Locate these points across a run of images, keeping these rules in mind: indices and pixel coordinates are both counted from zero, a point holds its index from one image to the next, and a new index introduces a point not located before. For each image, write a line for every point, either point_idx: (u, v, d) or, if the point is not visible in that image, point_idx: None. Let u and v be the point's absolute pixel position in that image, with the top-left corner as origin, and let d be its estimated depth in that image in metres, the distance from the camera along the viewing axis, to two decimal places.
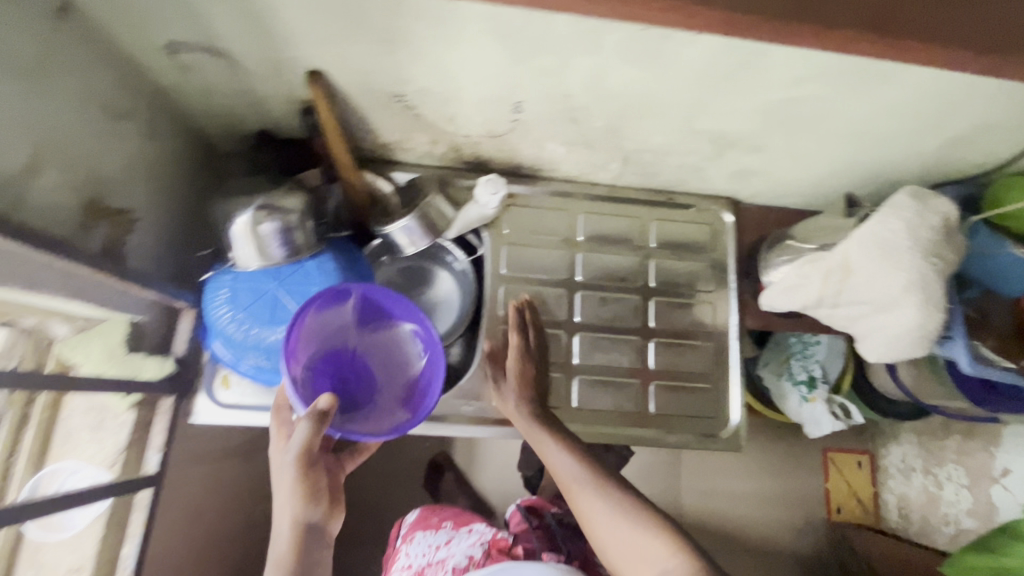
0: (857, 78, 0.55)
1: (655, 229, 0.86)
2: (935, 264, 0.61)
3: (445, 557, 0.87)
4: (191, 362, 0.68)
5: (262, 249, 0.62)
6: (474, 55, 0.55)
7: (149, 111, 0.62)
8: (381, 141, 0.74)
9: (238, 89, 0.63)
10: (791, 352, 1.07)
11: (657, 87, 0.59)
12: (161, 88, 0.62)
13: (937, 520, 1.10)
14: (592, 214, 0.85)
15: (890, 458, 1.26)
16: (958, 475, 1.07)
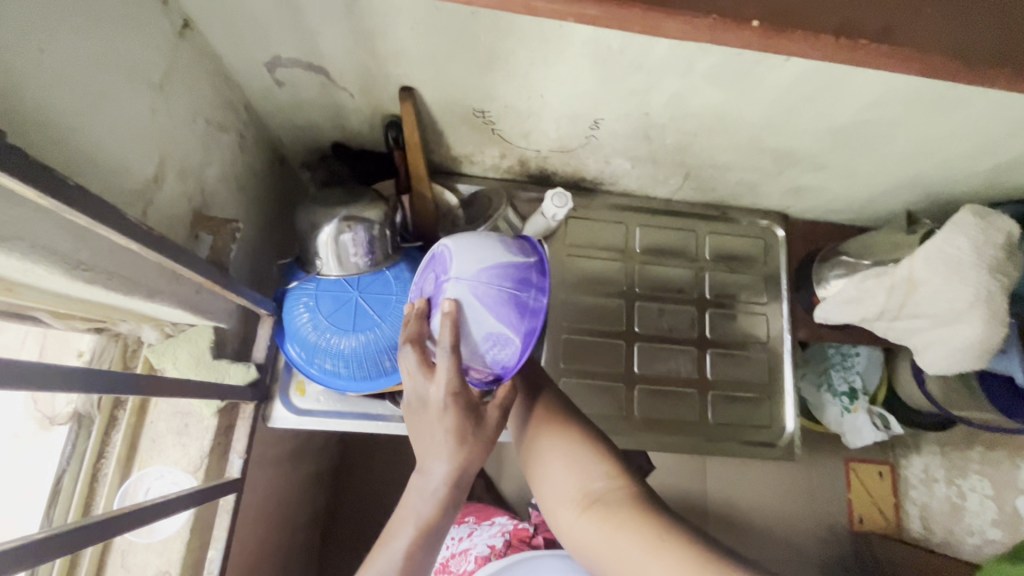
0: (931, 101, 0.58)
1: (709, 241, 0.88)
2: (1000, 281, 0.63)
3: (468, 548, 0.88)
4: (269, 367, 0.69)
5: (344, 258, 0.66)
6: (567, 77, 0.58)
7: (240, 123, 0.64)
8: (452, 154, 0.76)
9: (325, 104, 0.65)
10: (830, 363, 1.08)
11: (735, 107, 0.61)
12: (251, 101, 0.64)
13: (962, 531, 1.13)
14: (648, 227, 0.87)
15: (911, 469, 1.28)
16: (982, 486, 1.10)
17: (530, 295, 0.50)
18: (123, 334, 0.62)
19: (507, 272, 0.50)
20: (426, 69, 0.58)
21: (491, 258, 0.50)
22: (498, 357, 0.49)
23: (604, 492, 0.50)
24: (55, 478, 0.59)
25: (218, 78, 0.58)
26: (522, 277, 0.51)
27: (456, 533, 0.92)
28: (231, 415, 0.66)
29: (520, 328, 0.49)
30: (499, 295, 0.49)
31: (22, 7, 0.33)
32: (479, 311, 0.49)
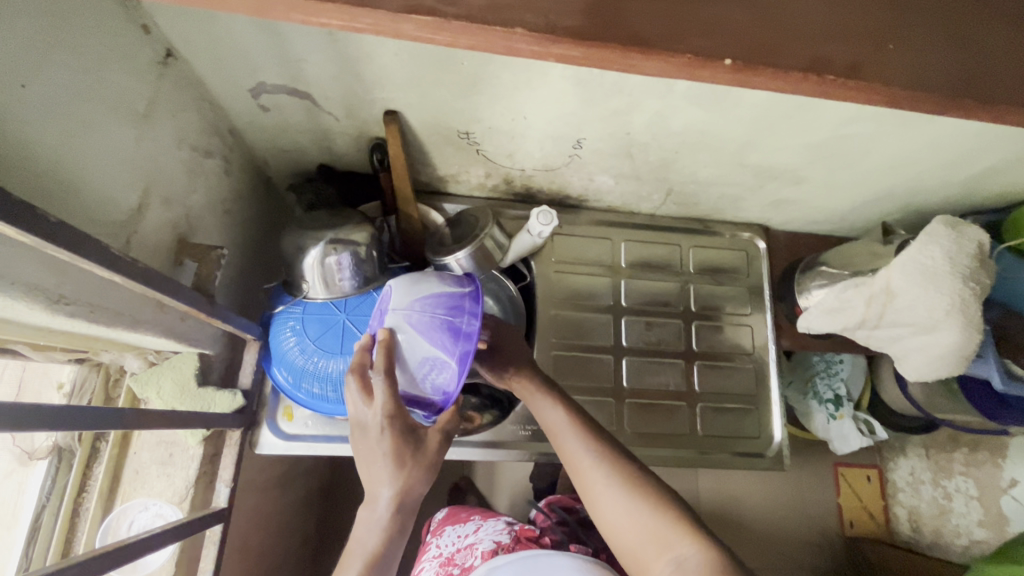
0: (901, 119, 0.60)
1: (693, 254, 0.89)
2: (974, 289, 0.65)
3: (474, 542, 0.90)
4: (255, 393, 0.68)
5: (332, 281, 0.65)
6: (551, 101, 0.59)
7: (224, 149, 0.64)
8: (438, 174, 0.76)
9: (311, 128, 0.65)
10: (815, 370, 1.10)
11: (714, 126, 0.63)
12: (236, 126, 0.64)
13: (949, 531, 1.15)
14: (633, 241, 0.88)
15: (898, 472, 1.31)
16: (967, 487, 1.14)
17: (462, 321, 0.58)
18: (105, 364, 0.60)
19: (440, 302, 0.59)
20: (411, 94, 0.58)
21: (426, 292, 0.59)
22: (436, 381, 0.56)
23: (690, 561, 0.46)
24: (35, 515, 0.58)
25: (202, 105, 0.58)
26: (456, 305, 0.59)
27: (463, 531, 0.95)
28: (217, 443, 0.65)
29: (454, 351, 0.56)
30: (433, 322, 0.57)
31: (4, 42, 0.33)
32: (413, 339, 0.56)
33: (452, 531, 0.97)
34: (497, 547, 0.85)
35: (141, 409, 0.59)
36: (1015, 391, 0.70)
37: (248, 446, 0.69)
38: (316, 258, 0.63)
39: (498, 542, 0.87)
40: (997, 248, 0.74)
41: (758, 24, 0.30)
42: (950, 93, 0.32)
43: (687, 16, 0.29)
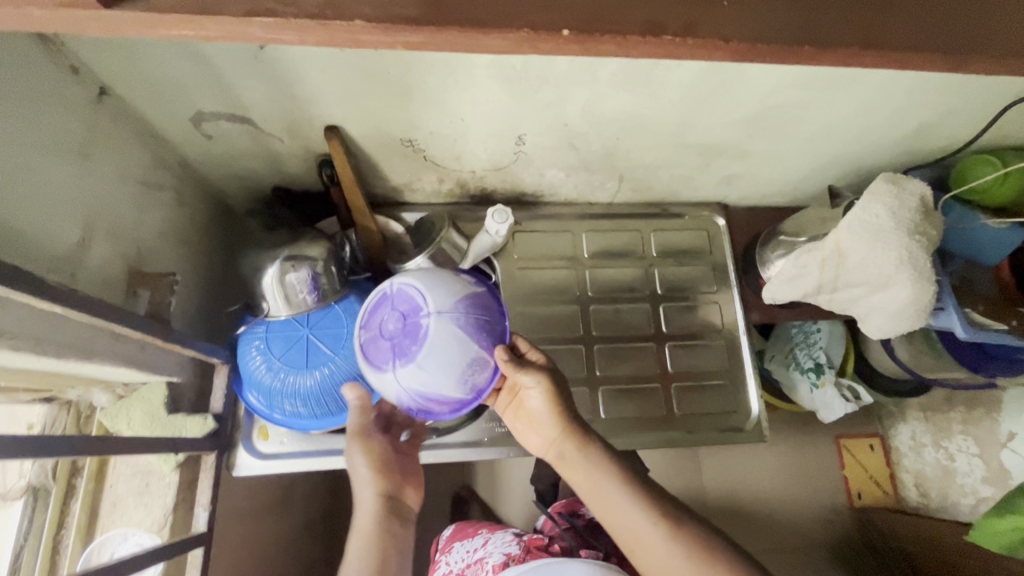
0: (826, 83, 0.61)
1: (654, 238, 0.90)
2: (921, 241, 0.66)
3: (483, 556, 0.90)
4: (228, 416, 0.69)
5: (292, 297, 0.65)
6: (484, 101, 0.61)
7: (175, 182, 0.65)
8: (392, 184, 0.78)
9: (259, 152, 0.67)
10: (795, 343, 1.11)
11: (646, 109, 0.64)
12: (184, 157, 0.66)
13: (956, 491, 1.14)
14: (594, 231, 0.89)
15: (900, 438, 1.31)
16: (968, 445, 1.12)
17: (496, 321, 0.54)
18: (74, 401, 0.62)
19: (476, 302, 0.52)
20: (349, 109, 0.60)
21: (460, 291, 0.52)
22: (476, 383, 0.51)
23: None
24: (14, 554, 0.58)
25: (145, 138, 0.59)
26: (487, 305, 0.54)
27: (472, 546, 0.95)
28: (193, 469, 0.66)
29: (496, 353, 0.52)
30: (474, 324, 0.51)
31: None
32: (459, 341, 0.50)
33: (461, 547, 0.97)
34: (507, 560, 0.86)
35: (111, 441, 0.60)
36: (980, 337, 0.68)
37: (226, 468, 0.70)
38: (274, 276, 0.64)
39: (508, 554, 0.88)
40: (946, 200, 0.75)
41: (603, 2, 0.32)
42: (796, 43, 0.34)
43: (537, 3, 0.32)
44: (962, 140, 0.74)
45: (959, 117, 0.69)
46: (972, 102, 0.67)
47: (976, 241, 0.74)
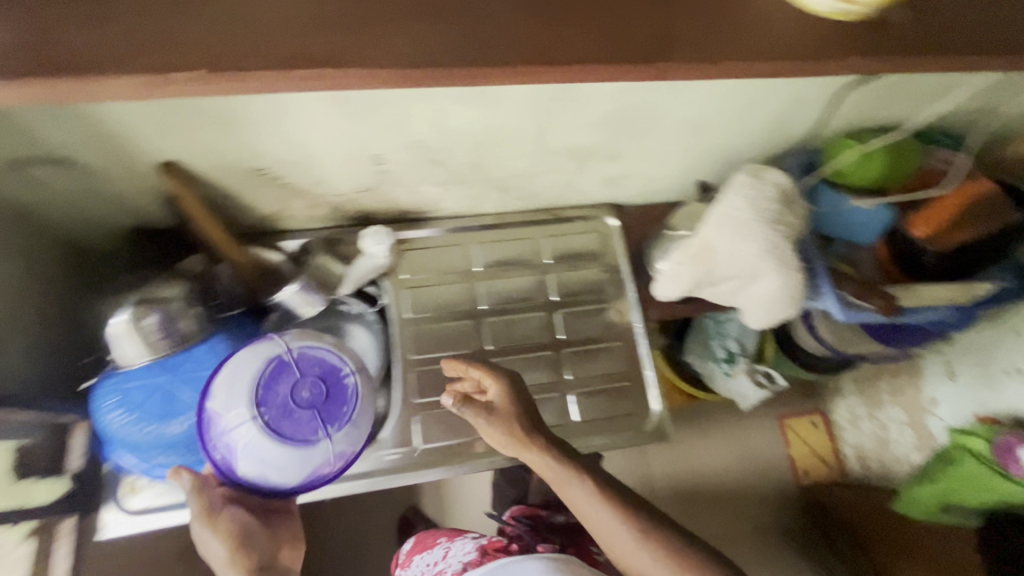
0: (648, 89, 0.62)
1: (546, 244, 0.89)
2: (781, 229, 0.67)
3: (444, 569, 0.88)
4: (89, 477, 0.69)
5: (145, 344, 0.62)
6: (324, 124, 0.59)
7: (10, 237, 0.61)
8: (260, 214, 0.75)
9: (95, 193, 0.64)
10: (709, 333, 1.13)
11: (494, 120, 0.64)
12: (14, 206, 0.63)
13: (892, 459, 1.19)
14: (484, 243, 0.87)
15: (840, 413, 1.33)
16: (898, 415, 1.17)
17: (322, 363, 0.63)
18: None
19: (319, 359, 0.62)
20: (180, 141, 0.58)
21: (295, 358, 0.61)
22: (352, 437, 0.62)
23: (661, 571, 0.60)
24: None
25: None
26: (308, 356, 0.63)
27: (432, 556, 0.92)
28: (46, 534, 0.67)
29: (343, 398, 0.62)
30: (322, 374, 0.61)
31: None
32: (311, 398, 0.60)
33: (421, 560, 0.94)
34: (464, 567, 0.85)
35: None
36: (853, 318, 0.72)
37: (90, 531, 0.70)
38: (121, 325, 0.60)
39: (465, 562, 0.86)
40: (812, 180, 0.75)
41: (372, 44, 0.43)
42: None
43: (347, 61, 0.42)
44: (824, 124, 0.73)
45: (810, 108, 0.69)
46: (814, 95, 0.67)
47: (848, 223, 0.76)
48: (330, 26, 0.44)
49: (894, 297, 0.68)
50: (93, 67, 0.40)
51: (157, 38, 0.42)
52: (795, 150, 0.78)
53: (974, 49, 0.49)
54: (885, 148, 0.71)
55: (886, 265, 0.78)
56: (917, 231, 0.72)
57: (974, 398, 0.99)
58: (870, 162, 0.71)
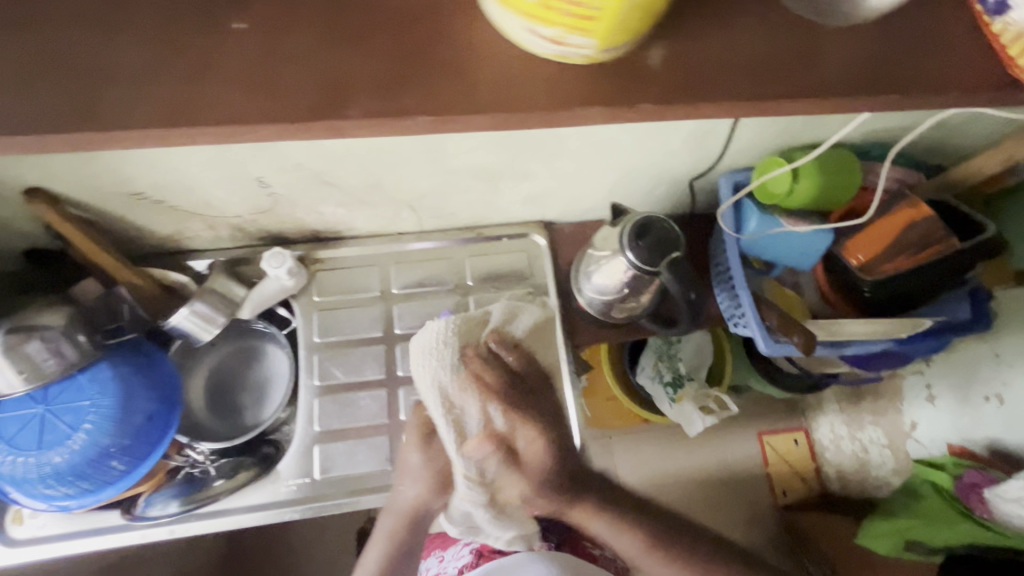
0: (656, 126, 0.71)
1: (542, 260, 0.97)
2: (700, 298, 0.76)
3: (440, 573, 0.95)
4: (132, 436, 0.76)
5: (209, 322, 0.82)
6: (391, 145, 0.69)
7: (41, 209, 0.67)
8: (319, 216, 0.85)
9: (184, 185, 0.72)
10: (658, 353, 1.17)
11: (553, 140, 0.73)
12: (108, 184, 0.69)
13: (873, 483, 1.30)
14: (487, 255, 0.97)
15: (821, 431, 1.41)
16: (877, 437, 1.29)
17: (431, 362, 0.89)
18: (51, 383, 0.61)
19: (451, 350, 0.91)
20: (250, 151, 0.66)
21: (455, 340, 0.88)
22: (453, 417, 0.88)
23: None
24: None
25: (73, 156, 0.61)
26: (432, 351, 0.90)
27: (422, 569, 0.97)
28: (111, 486, 0.76)
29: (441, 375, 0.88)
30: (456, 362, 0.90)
31: None
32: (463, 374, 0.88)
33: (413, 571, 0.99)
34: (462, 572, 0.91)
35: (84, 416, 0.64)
36: (776, 352, 0.77)
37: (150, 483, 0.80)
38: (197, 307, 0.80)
39: (460, 567, 0.93)
40: (741, 207, 0.82)
41: (278, 95, 0.41)
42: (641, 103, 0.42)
43: (240, 110, 0.41)
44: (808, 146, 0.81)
45: (797, 145, 0.79)
46: (799, 135, 0.77)
47: (792, 245, 0.82)
48: (223, 74, 0.42)
49: (812, 338, 0.72)
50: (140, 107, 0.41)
51: (59, 103, 0.40)
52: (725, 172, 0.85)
53: (916, 91, 0.44)
54: (837, 165, 0.78)
55: (828, 292, 0.86)
56: (856, 257, 0.79)
57: (953, 424, 1.15)
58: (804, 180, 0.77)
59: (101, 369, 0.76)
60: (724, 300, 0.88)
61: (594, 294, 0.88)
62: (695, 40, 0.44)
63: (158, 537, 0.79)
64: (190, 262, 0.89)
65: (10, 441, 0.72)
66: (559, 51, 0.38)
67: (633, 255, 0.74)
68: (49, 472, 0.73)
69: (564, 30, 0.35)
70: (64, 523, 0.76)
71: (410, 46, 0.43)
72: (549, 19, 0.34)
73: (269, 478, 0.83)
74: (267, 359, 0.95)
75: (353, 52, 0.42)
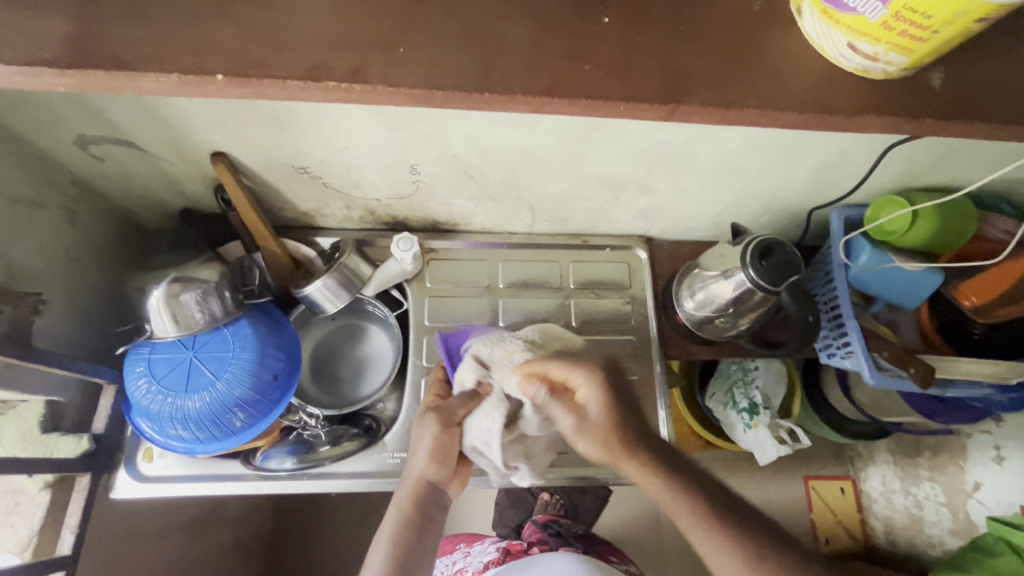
0: (789, 152, 0.76)
1: (641, 274, 1.01)
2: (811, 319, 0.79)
3: (464, 566, 1.03)
4: (258, 393, 0.80)
5: (334, 299, 0.88)
6: (540, 146, 0.74)
7: (222, 171, 0.75)
8: (443, 207, 0.91)
9: (344, 163, 0.78)
10: (734, 380, 1.20)
11: (688, 157, 0.77)
12: (280, 153, 0.75)
13: (923, 541, 1.24)
14: (585, 262, 1.01)
15: (871, 483, 1.39)
16: (935, 494, 1.23)
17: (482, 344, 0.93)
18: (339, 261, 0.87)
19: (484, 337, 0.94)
20: (418, 138, 0.72)
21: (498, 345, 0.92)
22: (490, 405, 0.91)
23: None
24: None
25: (266, 117, 0.67)
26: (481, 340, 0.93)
27: (450, 559, 1.07)
28: (230, 438, 0.81)
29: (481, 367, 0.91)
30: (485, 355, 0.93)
31: (141, 37, 0.40)
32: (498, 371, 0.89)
33: (439, 564, 1.07)
34: (485, 566, 1.00)
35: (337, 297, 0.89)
36: (884, 382, 0.79)
37: (263, 438, 0.85)
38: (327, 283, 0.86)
39: (487, 561, 1.01)
40: (854, 238, 0.83)
41: (637, 79, 0.42)
42: (866, 109, 0.44)
43: (502, 66, 0.42)
44: (926, 189, 0.84)
45: (916, 186, 0.83)
46: (920, 174, 0.81)
47: (902, 282, 0.84)
48: (586, 55, 0.43)
49: (928, 367, 0.75)
50: (388, 38, 0.42)
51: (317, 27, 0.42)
52: (835, 205, 0.88)
53: None
54: (957, 211, 0.79)
55: (929, 332, 0.88)
56: (967, 299, 0.82)
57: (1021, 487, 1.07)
58: (922, 223, 0.79)
59: (242, 327, 0.81)
60: (823, 329, 0.91)
61: (694, 308, 0.90)
62: (960, 66, 0.45)
63: (272, 489, 0.84)
64: (318, 238, 0.95)
65: (157, 380, 0.78)
66: (862, 64, 0.42)
67: (754, 274, 0.77)
68: (184, 415, 0.78)
69: (887, 48, 0.40)
70: (190, 465, 0.83)
71: (745, 43, 0.44)
72: (882, 37, 0.39)
73: (375, 448, 0.87)
74: (369, 338, 0.99)
75: (700, 51, 0.43)
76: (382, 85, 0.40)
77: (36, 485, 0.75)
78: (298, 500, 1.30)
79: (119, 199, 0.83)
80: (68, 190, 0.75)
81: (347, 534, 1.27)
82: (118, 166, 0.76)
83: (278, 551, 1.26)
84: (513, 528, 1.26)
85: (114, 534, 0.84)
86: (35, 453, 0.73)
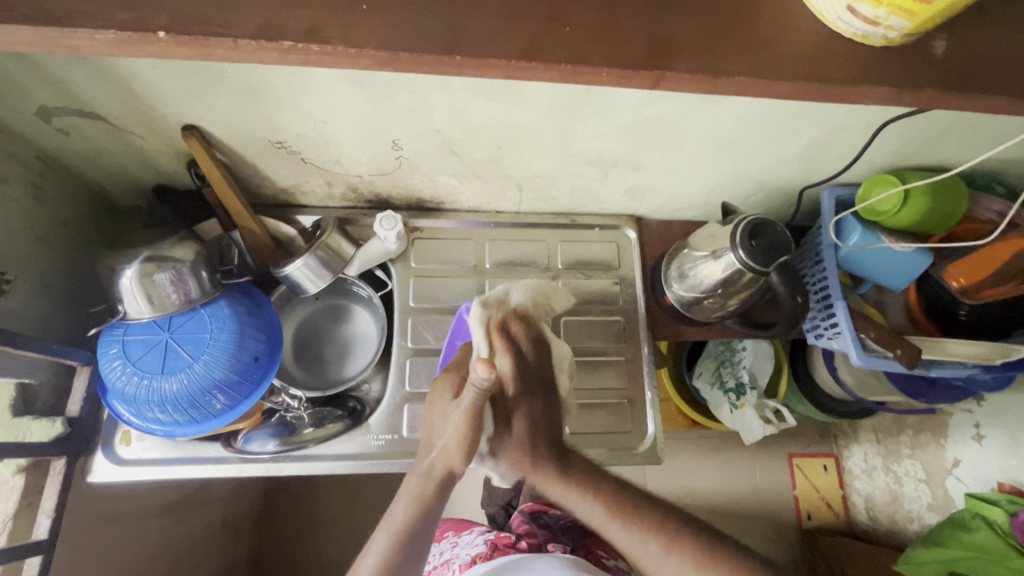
0: (783, 129, 0.74)
1: (631, 253, 1.00)
2: (800, 300, 0.79)
3: (451, 558, 1.03)
4: (239, 375, 0.78)
5: (316, 277, 0.86)
6: (526, 121, 0.72)
7: (195, 145, 0.72)
8: (427, 183, 0.88)
9: (321, 138, 0.75)
10: (721, 360, 1.20)
11: (679, 134, 0.75)
12: (255, 128, 0.72)
13: (903, 517, 1.27)
14: (574, 241, 0.99)
15: (852, 459, 1.42)
16: (914, 471, 1.25)
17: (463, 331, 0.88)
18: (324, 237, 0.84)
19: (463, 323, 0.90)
20: (397, 112, 0.69)
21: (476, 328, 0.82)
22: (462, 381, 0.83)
23: None
24: None
25: (239, 89, 0.64)
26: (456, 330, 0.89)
27: (438, 549, 1.08)
28: (209, 422, 0.79)
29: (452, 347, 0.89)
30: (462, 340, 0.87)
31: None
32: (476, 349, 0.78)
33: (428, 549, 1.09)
34: (473, 560, 0.98)
35: (317, 274, 0.86)
36: (871, 364, 0.79)
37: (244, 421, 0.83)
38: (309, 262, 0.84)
39: (474, 555, 1.00)
40: (844, 219, 0.82)
41: (629, 48, 0.40)
42: (863, 80, 0.42)
43: (482, 31, 0.39)
44: (919, 167, 0.82)
45: (909, 164, 0.82)
46: (914, 153, 0.79)
47: (891, 264, 0.83)
48: (575, 20, 0.40)
49: (915, 349, 0.75)
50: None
51: None
52: (825, 184, 0.87)
53: None
54: (949, 192, 0.78)
55: (916, 312, 0.88)
56: (955, 280, 0.81)
57: (999, 464, 1.07)
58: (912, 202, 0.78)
59: (220, 308, 0.79)
60: (812, 310, 0.91)
61: (683, 289, 0.89)
62: (959, 38, 0.44)
63: (254, 472, 0.83)
64: (299, 216, 0.92)
65: (133, 363, 0.76)
66: (862, 30, 0.40)
67: (745, 255, 0.76)
68: (162, 398, 0.76)
69: (887, 11, 0.38)
70: (170, 447, 0.82)
71: (742, 11, 0.42)
72: None
73: (359, 430, 0.86)
74: (352, 319, 0.97)
75: (691, 16, 0.41)
76: (338, 45, 0.38)
77: (9, 470, 0.72)
78: (286, 482, 1.29)
79: (88, 174, 0.80)
80: (32, 165, 0.72)
81: (337, 514, 1.28)
82: (83, 138, 0.72)
83: (267, 532, 1.26)
84: (501, 506, 1.26)
85: (97, 516, 0.83)
86: (6, 436, 0.70)
